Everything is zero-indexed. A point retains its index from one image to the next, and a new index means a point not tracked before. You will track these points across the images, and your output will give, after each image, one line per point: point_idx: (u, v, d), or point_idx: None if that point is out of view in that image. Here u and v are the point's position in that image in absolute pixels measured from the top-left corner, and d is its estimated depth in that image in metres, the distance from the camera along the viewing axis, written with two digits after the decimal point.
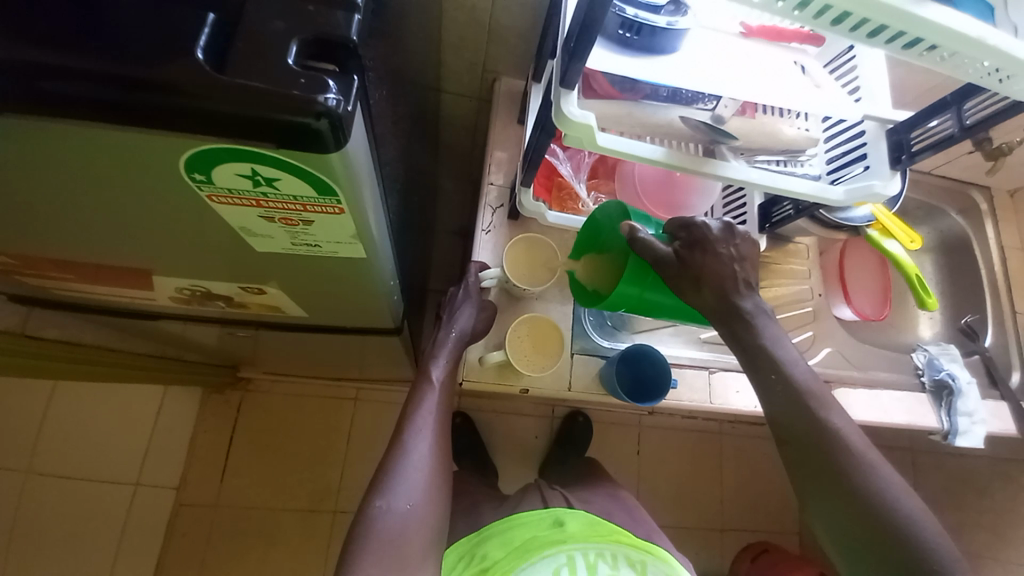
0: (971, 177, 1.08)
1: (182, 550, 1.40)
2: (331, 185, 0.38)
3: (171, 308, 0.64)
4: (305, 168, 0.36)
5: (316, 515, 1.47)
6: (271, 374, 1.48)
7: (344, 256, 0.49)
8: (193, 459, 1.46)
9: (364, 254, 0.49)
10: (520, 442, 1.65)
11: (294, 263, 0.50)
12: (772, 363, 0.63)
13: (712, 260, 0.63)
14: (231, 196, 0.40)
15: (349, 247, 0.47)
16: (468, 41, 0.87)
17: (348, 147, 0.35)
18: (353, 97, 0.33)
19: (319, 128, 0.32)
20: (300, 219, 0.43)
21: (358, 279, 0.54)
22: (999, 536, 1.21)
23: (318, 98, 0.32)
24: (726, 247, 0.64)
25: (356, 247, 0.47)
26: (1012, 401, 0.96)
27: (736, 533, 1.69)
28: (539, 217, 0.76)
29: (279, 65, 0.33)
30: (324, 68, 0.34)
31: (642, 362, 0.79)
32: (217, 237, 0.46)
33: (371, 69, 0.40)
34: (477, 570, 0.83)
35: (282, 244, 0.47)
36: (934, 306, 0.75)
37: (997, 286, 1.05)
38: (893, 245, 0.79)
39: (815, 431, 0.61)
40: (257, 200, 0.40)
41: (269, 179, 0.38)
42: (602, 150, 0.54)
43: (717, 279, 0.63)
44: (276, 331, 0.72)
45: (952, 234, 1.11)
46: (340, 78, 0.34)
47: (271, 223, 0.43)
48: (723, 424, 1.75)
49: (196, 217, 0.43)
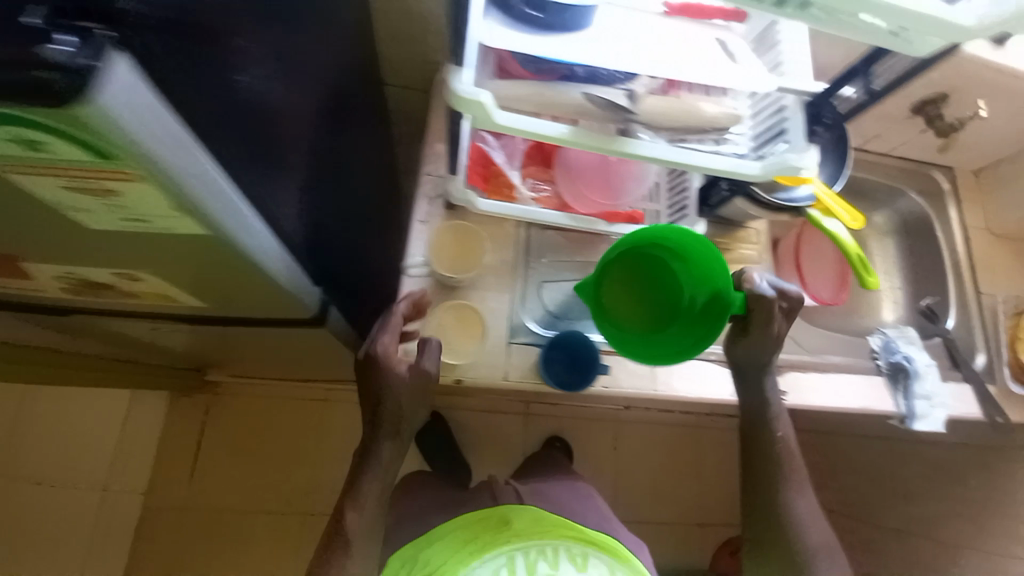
0: (930, 157, 1.06)
1: (151, 553, 1.39)
2: (99, 146, 0.33)
3: (79, 301, 0.63)
4: (55, 126, 0.31)
5: (286, 517, 1.45)
6: (237, 376, 1.47)
7: (185, 232, 0.44)
8: (160, 463, 1.45)
9: (205, 229, 0.43)
10: (495, 440, 1.63)
11: (142, 240, 0.46)
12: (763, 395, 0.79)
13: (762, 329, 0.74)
14: (16, 162, 0.36)
15: (179, 221, 0.42)
16: (402, 31, 0.86)
17: (98, 101, 0.30)
18: (101, 53, 0.29)
19: (50, 83, 0.28)
20: (107, 189, 0.38)
21: (224, 260, 0.49)
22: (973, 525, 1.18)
23: (45, 51, 0.28)
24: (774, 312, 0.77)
25: (192, 222, 0.42)
26: (976, 382, 0.93)
27: (716, 527, 1.67)
28: (470, 205, 0.75)
29: (11, 21, 0.30)
30: (74, 24, 0.29)
31: (573, 346, 0.78)
32: (50, 214, 0.42)
33: (166, 29, 0.34)
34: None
35: (115, 221, 0.43)
36: (875, 284, 0.73)
37: (960, 267, 1.02)
38: (833, 224, 0.77)
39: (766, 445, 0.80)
40: (42, 167, 0.36)
41: (31, 142, 0.33)
42: (500, 128, 0.51)
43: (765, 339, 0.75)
44: (194, 324, 0.69)
45: (914, 216, 1.09)
46: (84, 34, 0.29)
47: (80, 194, 0.39)
48: (701, 416, 1.73)
49: (15, 194, 0.40)
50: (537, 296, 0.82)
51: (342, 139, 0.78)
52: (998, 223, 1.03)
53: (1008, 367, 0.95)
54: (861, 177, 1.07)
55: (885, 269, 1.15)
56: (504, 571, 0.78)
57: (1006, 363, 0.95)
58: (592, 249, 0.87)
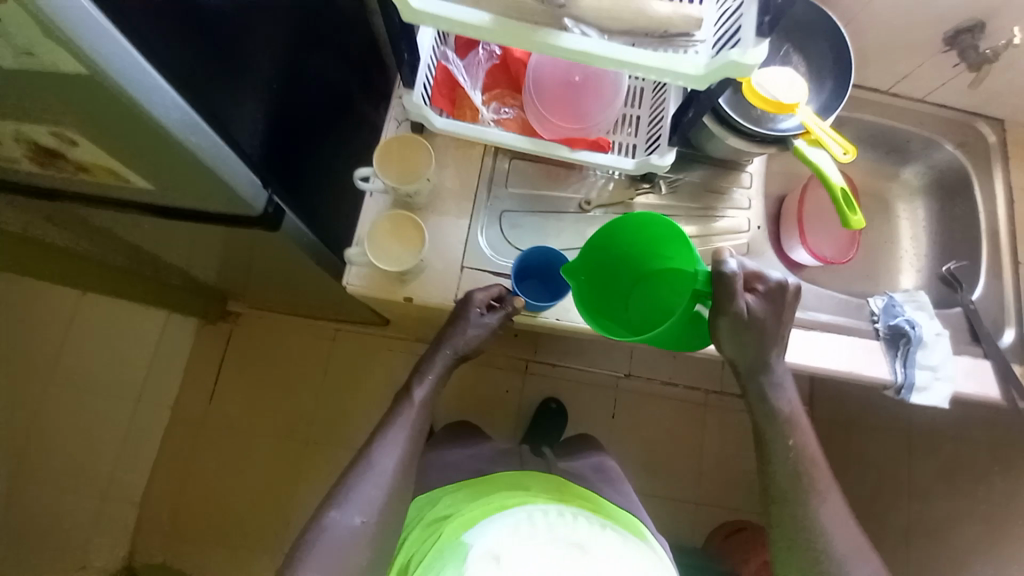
0: (977, 105, 0.94)
1: (172, 460, 1.53)
2: None
3: (56, 184, 0.65)
4: None
5: (290, 443, 1.54)
6: (256, 308, 1.58)
7: (73, 74, 0.41)
8: (187, 381, 1.58)
9: (84, 68, 0.40)
10: (487, 394, 1.60)
11: (49, 91, 0.43)
12: (790, 431, 0.75)
13: (774, 317, 0.71)
14: None
15: (56, 53, 0.39)
16: None
17: None
18: None
19: None
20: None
21: (131, 119, 0.46)
22: (990, 533, 1.00)
23: None
24: (788, 308, 0.72)
25: (65, 55, 0.39)
26: (997, 359, 0.82)
27: (711, 508, 1.57)
28: (425, 122, 0.73)
29: None
30: None
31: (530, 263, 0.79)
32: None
33: None
34: (434, 519, 0.84)
35: (7, 54, 0.40)
36: (858, 224, 0.66)
37: (997, 232, 0.90)
38: (817, 156, 0.70)
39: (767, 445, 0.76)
40: None
41: None
42: (418, 15, 0.51)
43: (772, 326, 0.71)
44: (166, 223, 0.69)
45: (950, 171, 0.97)
46: None
47: None
48: (709, 394, 1.62)
49: None
50: (499, 225, 0.81)
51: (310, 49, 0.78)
52: None
53: None
54: (887, 124, 0.97)
55: (913, 233, 1.04)
56: (523, 528, 0.78)
57: None
58: (561, 182, 0.85)
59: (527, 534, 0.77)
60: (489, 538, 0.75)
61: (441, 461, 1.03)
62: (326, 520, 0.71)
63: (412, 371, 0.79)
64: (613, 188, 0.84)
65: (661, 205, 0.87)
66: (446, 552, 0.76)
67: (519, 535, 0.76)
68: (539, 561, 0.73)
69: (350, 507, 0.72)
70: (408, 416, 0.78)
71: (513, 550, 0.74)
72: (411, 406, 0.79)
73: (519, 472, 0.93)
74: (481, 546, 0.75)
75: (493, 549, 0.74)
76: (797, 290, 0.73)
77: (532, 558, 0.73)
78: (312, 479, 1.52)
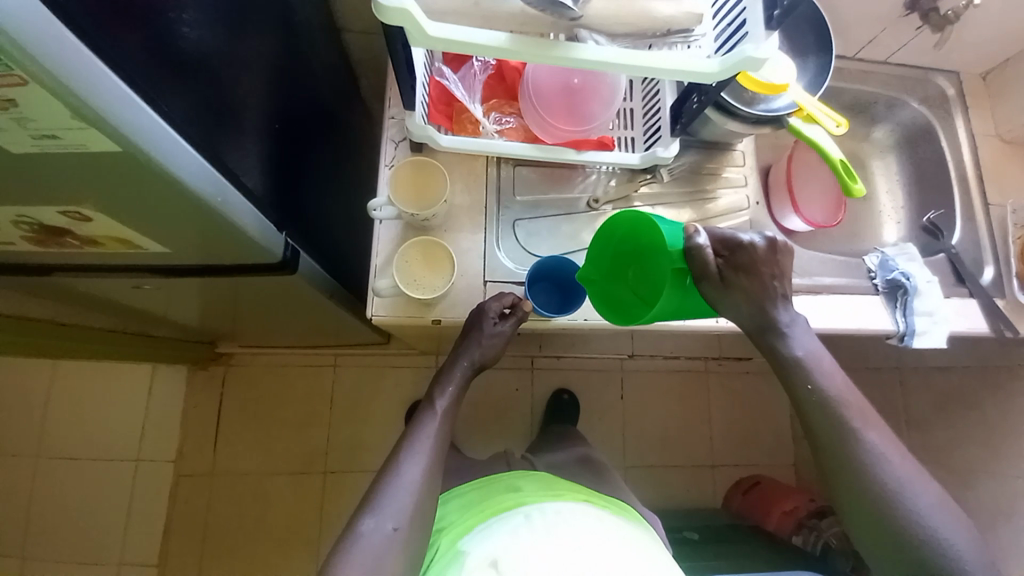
0: (933, 61, 1.01)
1: (184, 518, 1.44)
2: None
3: (49, 258, 0.60)
4: None
5: (309, 476, 1.49)
6: (247, 347, 1.50)
7: (103, 154, 0.39)
8: (186, 433, 1.49)
9: (118, 146, 0.38)
10: (498, 395, 1.59)
11: (70, 172, 0.41)
12: (804, 375, 0.67)
13: (753, 277, 0.67)
14: None
15: (90, 136, 0.37)
16: None
17: None
18: None
19: None
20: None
21: (161, 189, 0.44)
22: (991, 450, 1.09)
23: None
24: (768, 266, 0.69)
25: (98, 136, 0.37)
26: (982, 297, 0.89)
27: (727, 468, 1.64)
28: (431, 141, 0.73)
29: None
30: None
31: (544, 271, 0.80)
32: None
33: None
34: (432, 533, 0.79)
35: (25, 143, 0.37)
36: (859, 192, 0.70)
37: (967, 178, 0.98)
38: (814, 132, 0.72)
39: (794, 391, 0.68)
40: None
41: None
42: (433, 40, 0.51)
43: (754, 287, 0.68)
44: (170, 282, 0.67)
45: (916, 126, 1.05)
46: None
47: None
48: (709, 361, 1.69)
49: None
50: (512, 235, 0.82)
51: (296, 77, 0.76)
52: (1007, 127, 0.98)
53: (1018, 278, 0.90)
54: (856, 88, 1.03)
55: (889, 187, 1.11)
56: (523, 530, 0.71)
57: (1016, 275, 0.90)
58: (565, 183, 0.86)
59: (526, 535, 0.70)
60: (485, 546, 0.69)
61: (479, 472, 1.03)
62: (360, 529, 0.62)
63: (432, 383, 0.77)
64: (617, 184, 0.85)
65: (663, 193, 0.88)
66: (446, 565, 0.70)
67: (519, 538, 0.70)
68: (539, 561, 0.65)
69: (384, 514, 0.63)
70: (433, 424, 0.73)
71: (510, 554, 0.67)
72: (434, 417, 0.74)
73: (512, 475, 0.88)
74: (477, 553, 0.69)
75: (491, 555, 0.68)
76: (773, 246, 0.69)
77: (533, 558, 0.66)
78: (338, 511, 1.48)
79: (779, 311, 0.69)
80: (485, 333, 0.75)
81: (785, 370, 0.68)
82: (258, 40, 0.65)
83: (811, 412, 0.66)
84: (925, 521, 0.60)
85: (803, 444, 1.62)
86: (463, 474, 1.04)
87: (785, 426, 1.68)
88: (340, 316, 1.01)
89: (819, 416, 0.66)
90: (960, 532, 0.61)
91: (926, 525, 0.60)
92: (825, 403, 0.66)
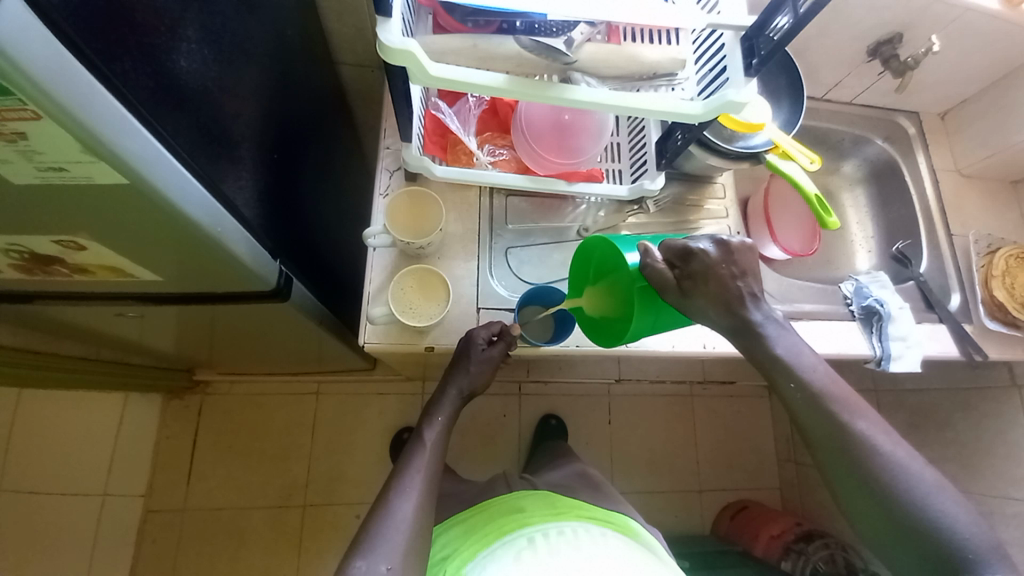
0: (894, 103, 1.09)
1: (152, 558, 1.36)
2: None
3: (31, 284, 0.59)
4: None
5: (286, 511, 1.43)
6: (227, 374, 1.46)
7: (107, 185, 0.39)
8: (158, 465, 1.42)
9: (125, 179, 0.39)
10: (485, 422, 1.57)
11: (73, 202, 0.41)
12: (789, 373, 0.68)
13: (712, 281, 0.67)
14: None
15: (99, 168, 0.37)
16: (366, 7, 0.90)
17: None
18: None
19: None
20: (7, 130, 0.33)
21: (165, 220, 0.44)
22: (969, 469, 1.11)
23: None
24: (726, 267, 0.68)
25: (105, 168, 0.37)
26: (951, 322, 0.93)
27: (714, 494, 1.63)
28: (426, 172, 0.75)
29: None
30: None
31: (535, 300, 0.82)
32: None
33: None
34: (434, 562, 0.77)
35: (29, 174, 0.37)
36: (835, 224, 0.73)
37: (930, 211, 1.04)
38: (789, 167, 0.76)
39: (780, 389, 0.69)
40: None
41: None
42: (434, 77, 0.52)
43: (717, 291, 0.67)
44: (157, 310, 0.65)
45: (881, 161, 1.12)
46: None
47: None
48: (693, 385, 1.70)
49: None
50: (504, 261, 0.84)
51: (290, 108, 0.77)
52: (965, 163, 1.06)
53: (984, 306, 0.95)
54: (825, 126, 1.11)
55: (858, 218, 1.18)
56: (526, 556, 0.71)
57: (981, 301, 0.96)
58: (554, 213, 0.88)
59: (532, 561, 0.69)
60: (489, 572, 0.69)
61: (473, 500, 1.01)
62: (350, 572, 0.60)
63: (422, 413, 0.77)
64: (606, 214, 0.87)
65: (649, 223, 0.91)
66: None
67: (523, 564, 0.69)
68: None
69: (376, 555, 0.61)
70: (422, 457, 0.72)
71: None
72: (423, 449, 0.73)
73: (513, 494, 0.87)
74: None
75: None
76: (726, 248, 0.69)
77: None
78: (320, 548, 1.41)
79: (752, 310, 0.70)
80: (469, 360, 0.75)
81: (778, 387, 0.70)
82: (256, 75, 0.66)
83: (808, 422, 0.68)
84: (942, 527, 0.60)
85: (787, 467, 1.64)
86: (456, 503, 1.01)
87: (769, 449, 1.69)
88: (328, 344, 1.00)
89: (813, 414, 0.67)
90: (964, 512, 0.60)
91: (932, 507, 0.60)
92: (817, 422, 0.66)
